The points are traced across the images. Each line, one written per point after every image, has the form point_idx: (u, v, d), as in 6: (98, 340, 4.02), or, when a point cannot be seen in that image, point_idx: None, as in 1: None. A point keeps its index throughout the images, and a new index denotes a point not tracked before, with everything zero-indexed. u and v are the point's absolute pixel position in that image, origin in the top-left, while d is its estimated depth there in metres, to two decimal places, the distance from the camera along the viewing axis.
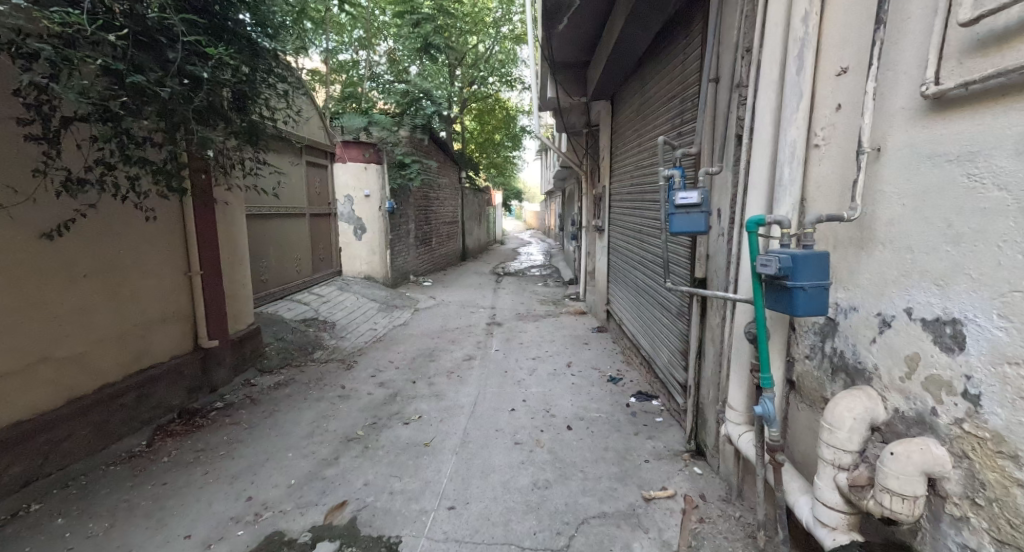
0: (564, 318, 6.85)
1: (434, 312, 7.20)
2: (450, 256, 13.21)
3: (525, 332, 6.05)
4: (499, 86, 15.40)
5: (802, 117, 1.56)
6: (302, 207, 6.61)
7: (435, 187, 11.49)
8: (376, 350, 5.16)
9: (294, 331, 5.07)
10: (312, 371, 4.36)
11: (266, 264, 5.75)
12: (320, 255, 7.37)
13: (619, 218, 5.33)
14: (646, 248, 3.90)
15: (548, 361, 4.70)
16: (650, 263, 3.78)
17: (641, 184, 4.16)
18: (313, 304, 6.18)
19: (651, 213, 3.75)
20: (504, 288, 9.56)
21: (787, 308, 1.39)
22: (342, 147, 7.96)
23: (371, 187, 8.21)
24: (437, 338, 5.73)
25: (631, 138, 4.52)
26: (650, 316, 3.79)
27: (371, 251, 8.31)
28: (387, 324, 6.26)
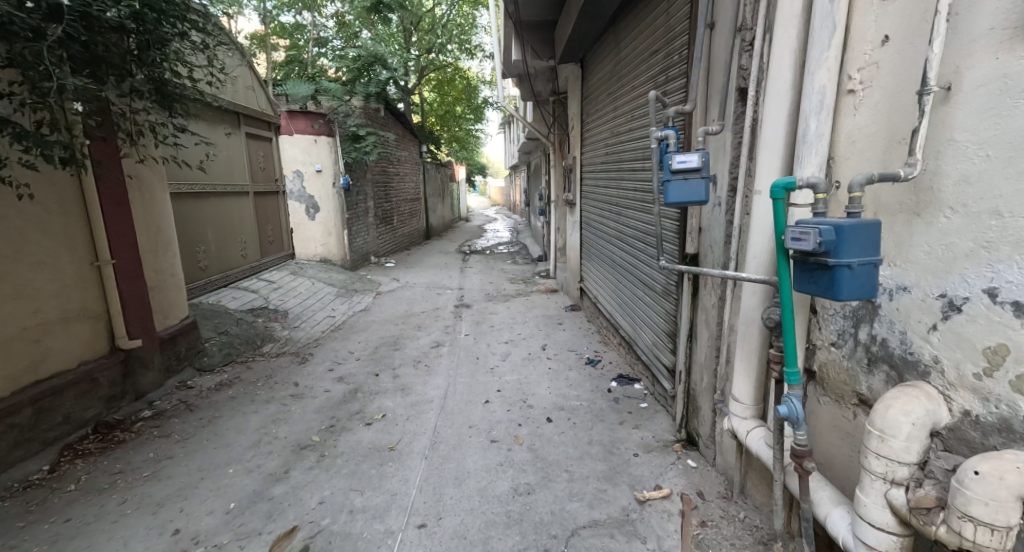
0: (535, 298, 6.60)
1: (398, 295, 6.80)
2: (413, 235, 12.70)
3: (495, 313, 5.77)
4: (458, 55, 14.72)
5: (833, 57, 1.29)
6: (243, 186, 6.02)
7: (394, 162, 10.90)
8: (334, 340, 4.76)
9: (241, 323, 4.61)
10: (262, 367, 3.94)
11: (204, 249, 5.19)
12: (269, 238, 6.80)
13: (591, 190, 5.05)
14: (624, 223, 3.63)
15: (521, 345, 4.44)
16: (628, 238, 3.53)
17: (616, 151, 3.86)
18: (263, 291, 5.68)
19: (629, 185, 3.47)
20: (471, 267, 9.21)
21: (827, 290, 1.13)
22: (287, 119, 7.31)
23: (322, 162, 7.62)
24: (401, 323, 5.37)
25: (604, 102, 4.19)
26: (629, 295, 3.56)
27: (326, 232, 7.76)
28: (347, 311, 5.83)
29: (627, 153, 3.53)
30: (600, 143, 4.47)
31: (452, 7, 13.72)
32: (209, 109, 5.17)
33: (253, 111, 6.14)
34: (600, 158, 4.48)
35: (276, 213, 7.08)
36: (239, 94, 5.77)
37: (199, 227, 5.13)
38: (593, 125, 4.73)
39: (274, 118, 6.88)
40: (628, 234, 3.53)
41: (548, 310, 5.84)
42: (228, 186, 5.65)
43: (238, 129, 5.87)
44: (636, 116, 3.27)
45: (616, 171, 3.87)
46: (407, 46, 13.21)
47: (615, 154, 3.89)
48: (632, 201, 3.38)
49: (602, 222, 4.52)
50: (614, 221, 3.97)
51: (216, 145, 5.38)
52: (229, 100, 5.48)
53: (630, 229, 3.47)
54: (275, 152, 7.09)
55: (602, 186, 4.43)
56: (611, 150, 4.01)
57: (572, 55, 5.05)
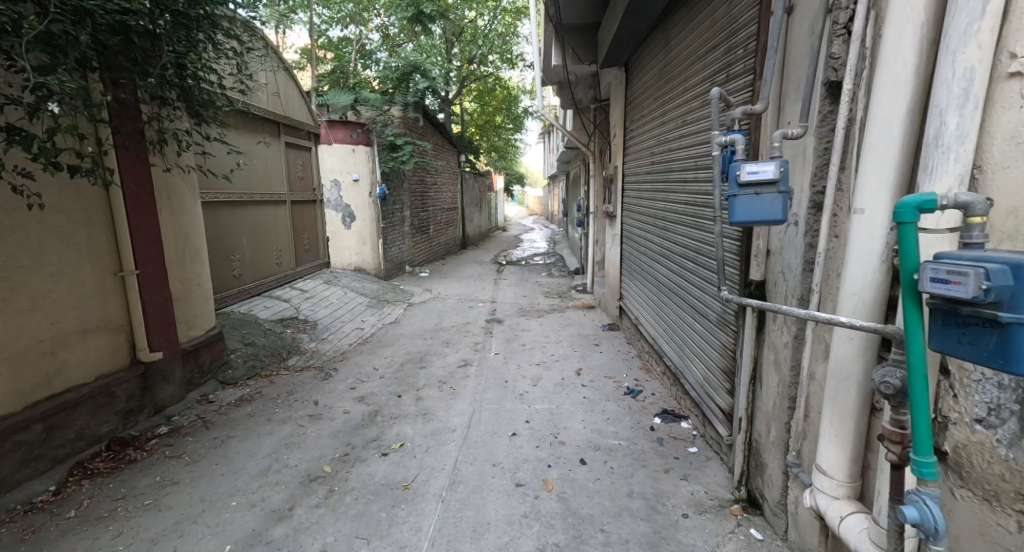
0: (570, 314, 6.25)
1: (429, 308, 6.62)
2: (449, 245, 12.58)
3: (528, 330, 5.47)
4: (499, 65, 14.65)
5: (988, 32, 1.00)
6: (281, 195, 6.01)
7: (431, 172, 10.84)
8: (360, 354, 4.59)
9: (268, 334, 4.49)
10: (284, 382, 3.79)
11: (239, 258, 5.15)
12: (305, 246, 6.77)
13: (633, 203, 4.72)
14: (672, 240, 3.29)
15: (554, 369, 4.12)
16: (677, 257, 3.18)
17: (662, 161, 3.53)
18: (294, 301, 5.59)
19: (679, 198, 3.13)
20: (505, 279, 8.95)
21: (999, 357, 0.81)
22: (327, 128, 7.33)
23: (360, 171, 7.58)
24: (430, 339, 5.15)
25: (650, 108, 3.88)
26: (676, 321, 3.21)
27: (360, 241, 7.71)
28: (376, 324, 5.67)
29: (675, 163, 3.19)
30: (643, 152, 4.16)
31: (494, 18, 13.70)
32: (247, 117, 5.19)
33: (292, 120, 6.16)
34: (643, 167, 4.16)
35: (313, 221, 7.06)
36: (278, 103, 5.78)
37: (235, 235, 5.11)
38: (637, 133, 4.41)
39: (314, 128, 6.89)
40: (676, 252, 3.18)
41: (584, 328, 5.49)
42: (265, 194, 5.64)
43: (277, 139, 5.89)
44: (688, 121, 2.94)
45: (662, 182, 3.54)
46: (449, 57, 13.24)
47: (661, 163, 3.56)
48: (682, 216, 3.04)
49: (644, 236, 4.19)
50: (660, 236, 3.63)
51: (254, 152, 5.38)
52: (268, 109, 5.49)
53: (679, 248, 3.12)
54: (315, 162, 7.10)
55: (646, 198, 4.10)
56: (657, 158, 3.68)
57: (617, 60, 4.76)
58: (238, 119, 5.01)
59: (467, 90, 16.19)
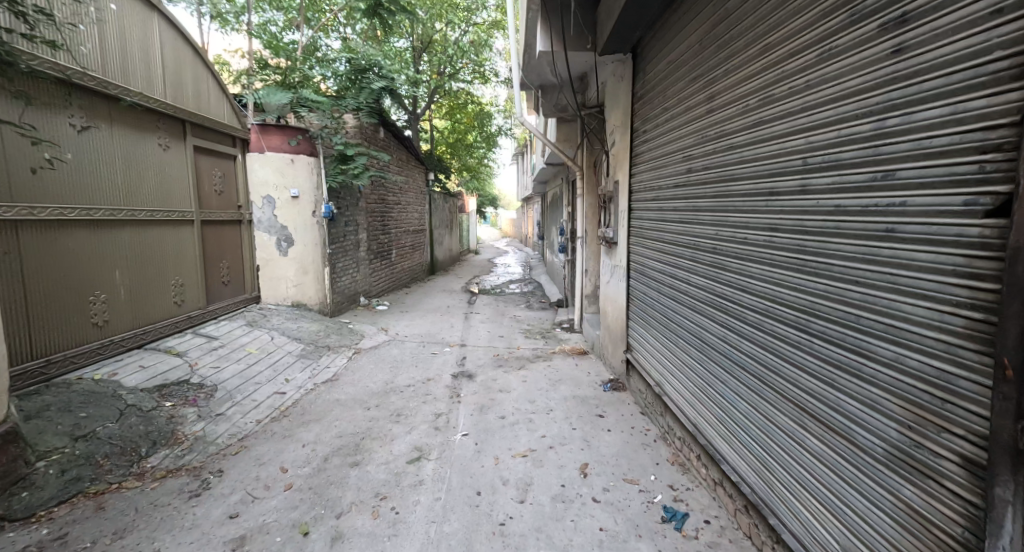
0: (559, 364, 4.98)
1: (381, 356, 5.25)
2: (414, 271, 11.22)
3: (507, 390, 4.21)
4: (472, 77, 13.64)
5: None
6: (186, 213, 4.67)
7: (393, 189, 9.58)
8: (269, 440, 3.21)
9: (127, 416, 3.05)
10: (123, 507, 2.40)
11: (105, 298, 3.76)
12: (221, 278, 5.33)
13: (646, 227, 3.57)
14: (739, 285, 2.10)
15: (548, 465, 2.85)
16: (752, 314, 2.00)
17: (710, 164, 2.36)
18: (191, 355, 4.16)
19: (752, 220, 1.97)
20: (477, 313, 7.67)
21: None
22: (259, 133, 5.92)
23: (300, 186, 6.23)
24: (376, 407, 3.82)
25: (682, 96, 2.74)
26: (752, 418, 2.00)
27: (300, 271, 6.29)
28: (305, 384, 4.28)
29: (743, 166, 2.03)
30: (667, 157, 3.02)
31: (466, 28, 12.76)
32: (119, 105, 3.92)
33: (202, 118, 4.87)
34: (668, 176, 3.00)
35: (236, 246, 5.65)
36: (174, 93, 4.52)
37: (101, 267, 3.74)
38: (656, 133, 3.27)
39: (237, 131, 5.57)
40: (751, 306, 2.00)
41: (579, 386, 4.24)
42: (157, 212, 4.30)
43: (179, 139, 4.59)
44: (776, 96, 1.79)
45: (709, 197, 2.39)
46: (416, 68, 12.16)
47: (707, 169, 2.40)
48: (765, 250, 1.87)
49: (671, 272, 3.01)
50: (706, 275, 2.46)
51: (135, 153, 4.08)
52: (157, 100, 4.25)
53: (758, 300, 1.94)
54: (242, 174, 5.77)
55: (673, 219, 2.93)
56: (698, 162, 2.53)
57: (613, 44, 3.70)
58: (102, 107, 3.75)
59: (438, 104, 15.10)
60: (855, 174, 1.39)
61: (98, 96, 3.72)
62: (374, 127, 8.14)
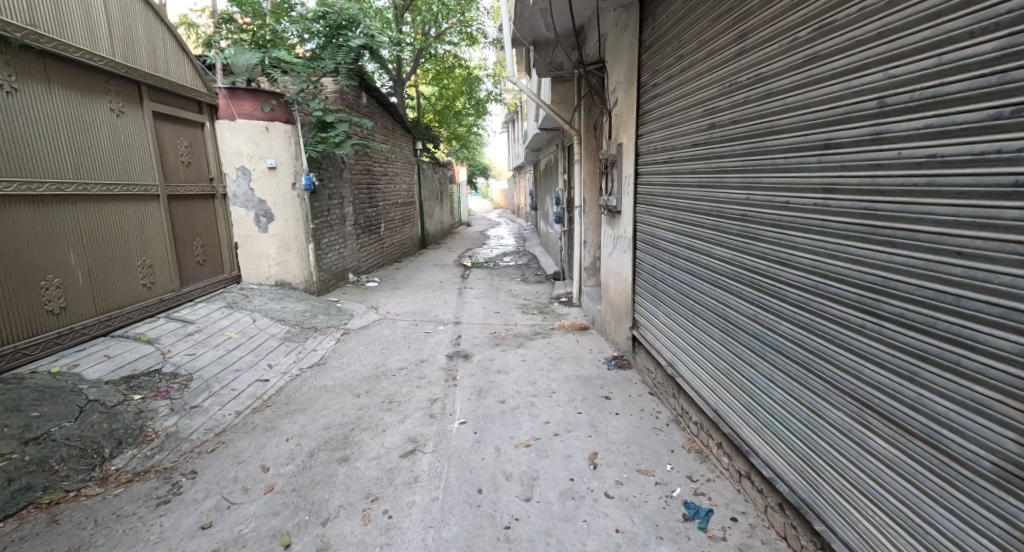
0: (559, 341, 4.73)
1: (370, 337, 4.96)
2: (405, 246, 10.86)
3: (506, 370, 3.97)
4: (459, 39, 12.95)
5: None
6: (149, 186, 4.28)
7: (379, 160, 9.12)
8: (249, 434, 2.95)
9: (88, 413, 2.76)
10: (79, 520, 2.13)
11: (59, 283, 3.42)
12: (195, 256, 4.96)
13: (654, 192, 3.26)
14: (777, 257, 1.82)
15: (554, 455, 2.62)
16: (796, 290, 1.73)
17: (738, 116, 2.05)
18: (163, 342, 3.83)
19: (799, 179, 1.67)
20: (471, 288, 7.38)
21: None
22: (229, 98, 5.43)
23: (277, 155, 5.78)
24: (365, 393, 3.56)
25: (703, 38, 2.38)
26: (792, 409, 1.75)
27: (282, 248, 5.92)
28: (290, 369, 3.99)
29: (785, 115, 1.72)
30: (681, 111, 2.68)
31: None
32: (56, 63, 3.50)
33: (159, 79, 4.43)
34: (682, 134, 2.66)
35: (210, 223, 5.26)
36: (124, 51, 4.09)
37: (50, 248, 3.37)
38: (669, 86, 2.90)
39: (203, 96, 5.13)
40: (794, 281, 1.73)
41: (582, 365, 4.00)
42: (116, 185, 3.92)
43: (135, 105, 4.18)
44: (836, 26, 1.49)
45: (737, 153, 2.07)
46: (399, 30, 11.47)
47: (735, 122, 2.08)
48: (817, 215, 1.58)
49: (685, 242, 2.71)
50: (731, 245, 2.17)
51: (82, 119, 3.68)
52: (103, 57, 3.83)
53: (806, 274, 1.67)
54: (211, 143, 5.33)
55: (689, 182, 2.62)
56: (722, 114, 2.20)
57: None
58: (35, 64, 3.35)
59: (424, 70, 14.41)
60: (964, 112, 1.13)
61: (32, 53, 3.32)
62: (354, 92, 7.63)
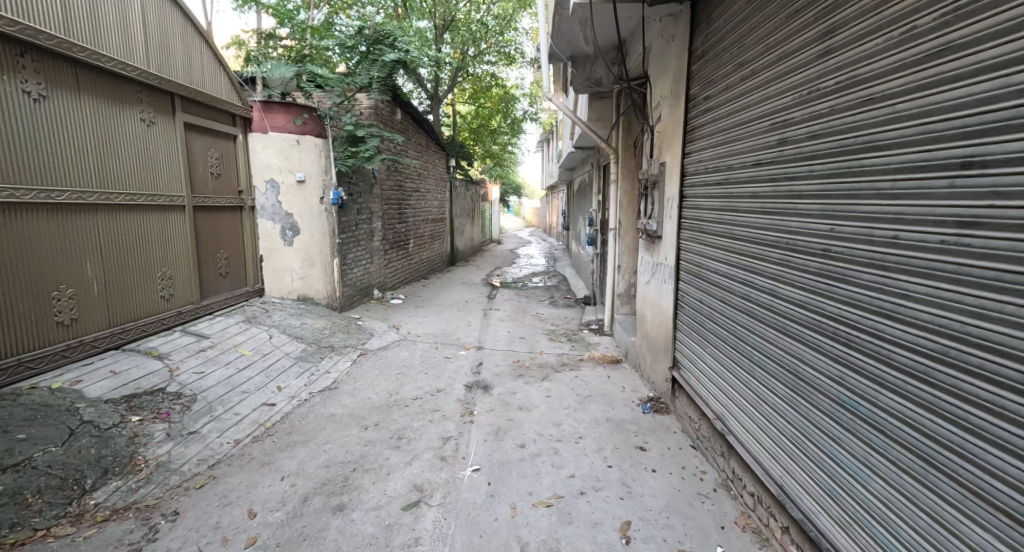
0: (588, 375, 4.34)
1: (387, 360, 4.69)
2: (433, 262, 10.70)
3: (529, 407, 3.61)
4: (497, 57, 12.90)
5: None
6: (175, 198, 4.20)
7: (410, 176, 9.02)
8: (245, 467, 2.68)
9: (79, 437, 2.53)
10: None
11: (73, 294, 3.31)
12: (218, 269, 4.84)
13: (702, 218, 2.90)
14: (880, 307, 1.44)
15: (579, 521, 2.25)
16: (911, 353, 1.34)
17: (819, 130, 1.69)
18: (173, 358, 3.63)
19: (921, 211, 1.30)
20: (497, 310, 7.07)
21: None
22: (263, 112, 5.34)
23: (306, 169, 5.68)
24: (374, 425, 3.27)
25: (773, 40, 2.03)
26: (902, 508, 1.35)
27: (306, 262, 5.78)
28: (300, 393, 3.74)
29: (897, 129, 1.36)
30: (741, 125, 2.32)
31: (491, 5, 12.00)
32: (89, 72, 3.43)
33: (193, 91, 4.37)
34: (742, 150, 2.30)
35: (236, 235, 5.17)
36: (160, 63, 4.04)
37: (66, 258, 3.27)
38: (724, 98, 2.55)
39: (238, 109, 5.08)
40: (908, 341, 1.35)
41: (612, 407, 3.60)
42: (140, 196, 3.83)
43: (167, 116, 4.11)
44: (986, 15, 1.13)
45: (818, 175, 1.70)
46: (438, 48, 11.50)
47: (816, 137, 1.71)
48: (957, 260, 1.20)
49: (742, 276, 2.33)
50: (806, 288, 1.79)
51: (111, 129, 3.61)
52: (136, 67, 3.76)
53: (930, 334, 1.29)
54: (243, 155, 5.26)
55: (748, 209, 2.26)
56: (798, 127, 1.83)
57: None
58: (67, 73, 3.28)
59: (461, 88, 14.45)
60: None
61: (63, 62, 3.25)
62: (388, 108, 7.56)
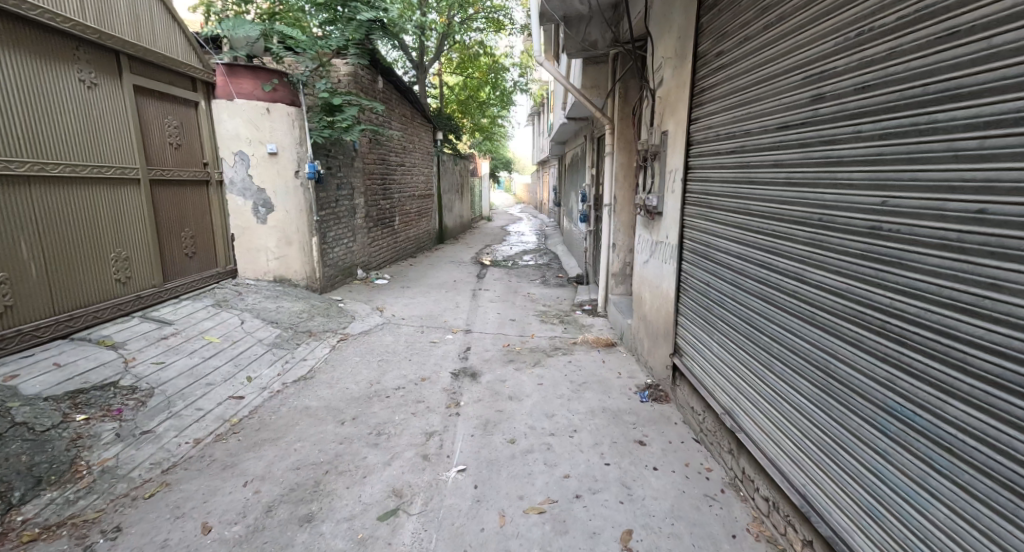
0: (582, 360, 4.09)
1: (369, 345, 4.40)
2: (420, 239, 10.34)
3: (520, 396, 3.36)
4: (486, 23, 12.25)
5: None
6: (128, 169, 3.81)
7: (395, 149, 8.57)
8: (204, 472, 2.39)
9: (8, 443, 2.17)
10: None
11: (8, 279, 2.95)
12: (184, 249, 4.48)
13: (709, 192, 2.62)
14: (952, 300, 1.19)
15: (576, 531, 2.02)
16: (996, 357, 1.10)
17: (873, 81, 1.40)
18: (130, 346, 3.28)
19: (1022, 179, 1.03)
20: (487, 290, 6.78)
21: None
22: (227, 75, 4.92)
23: (279, 141, 5.23)
24: (352, 419, 3.01)
25: None
26: (971, 541, 1.13)
27: (282, 241, 5.42)
28: (271, 383, 3.45)
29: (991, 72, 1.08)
30: (767, 81, 2.00)
31: None
32: (13, 22, 3.01)
33: (143, 49, 3.94)
34: (765, 112, 2.00)
35: (202, 212, 4.79)
36: (102, 15, 3.59)
37: None
38: (741, 52, 2.23)
39: (197, 72, 4.65)
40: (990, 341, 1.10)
41: (609, 395, 3.37)
42: (85, 167, 3.45)
43: (113, 78, 3.70)
44: None
45: (869, 135, 1.41)
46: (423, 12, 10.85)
47: (867, 90, 1.42)
48: None
49: (759, 258, 2.07)
50: (843, 273, 1.54)
51: (44, 89, 3.19)
52: (72, 19, 3.33)
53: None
54: (206, 123, 4.85)
55: (768, 180, 1.98)
56: (843, 78, 1.53)
57: None
58: None
59: (448, 57, 13.79)
60: None
61: None
62: (368, 75, 7.07)
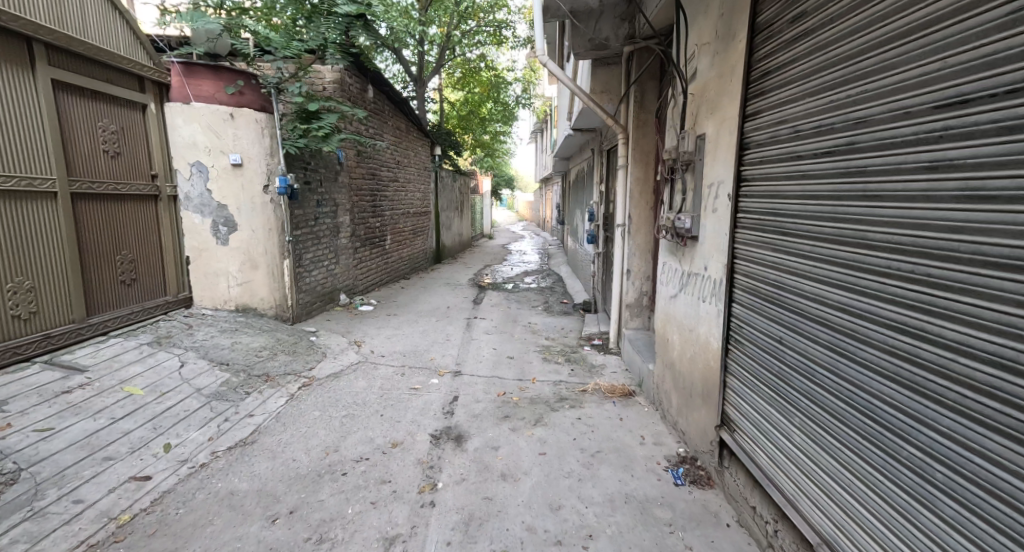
0: (594, 417, 3.30)
1: (335, 394, 3.63)
2: (414, 260, 9.63)
3: (515, 475, 2.57)
4: (488, 37, 11.74)
5: None
6: (36, 179, 3.20)
7: (386, 163, 7.92)
8: None
9: None
10: None
11: None
12: (118, 275, 3.83)
13: (775, 213, 1.89)
14: None
15: None
16: None
17: None
18: (8, 409, 2.60)
19: None
20: (483, 319, 6.02)
21: None
22: (183, 75, 4.31)
23: (245, 150, 4.57)
24: (286, 515, 2.22)
25: None
26: None
27: (246, 265, 4.68)
28: (196, 454, 2.68)
29: None
30: (908, 36, 1.28)
31: None
32: None
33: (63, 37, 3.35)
34: (909, 88, 1.28)
35: (146, 231, 4.13)
36: None
37: None
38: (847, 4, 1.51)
39: (145, 69, 4.09)
40: None
41: (632, 474, 2.57)
42: None
43: (22, 68, 3.13)
44: None
45: None
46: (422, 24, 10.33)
47: None
48: None
49: (892, 315, 1.33)
50: None
51: None
52: None
53: None
54: (156, 128, 4.24)
55: (916, 195, 1.25)
56: None
57: None
58: None
59: (449, 73, 13.30)
60: None
61: None
62: (355, 82, 6.46)
